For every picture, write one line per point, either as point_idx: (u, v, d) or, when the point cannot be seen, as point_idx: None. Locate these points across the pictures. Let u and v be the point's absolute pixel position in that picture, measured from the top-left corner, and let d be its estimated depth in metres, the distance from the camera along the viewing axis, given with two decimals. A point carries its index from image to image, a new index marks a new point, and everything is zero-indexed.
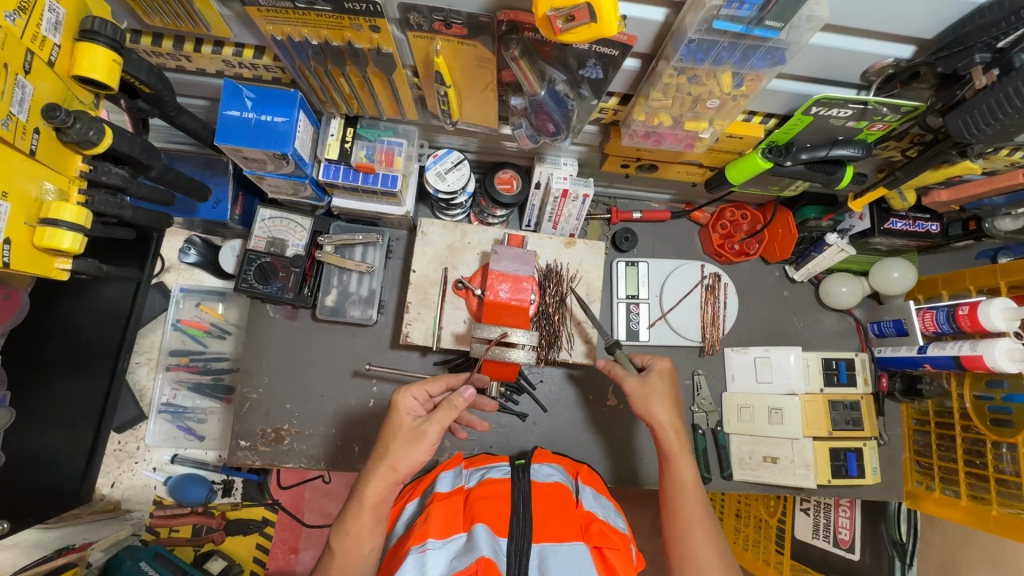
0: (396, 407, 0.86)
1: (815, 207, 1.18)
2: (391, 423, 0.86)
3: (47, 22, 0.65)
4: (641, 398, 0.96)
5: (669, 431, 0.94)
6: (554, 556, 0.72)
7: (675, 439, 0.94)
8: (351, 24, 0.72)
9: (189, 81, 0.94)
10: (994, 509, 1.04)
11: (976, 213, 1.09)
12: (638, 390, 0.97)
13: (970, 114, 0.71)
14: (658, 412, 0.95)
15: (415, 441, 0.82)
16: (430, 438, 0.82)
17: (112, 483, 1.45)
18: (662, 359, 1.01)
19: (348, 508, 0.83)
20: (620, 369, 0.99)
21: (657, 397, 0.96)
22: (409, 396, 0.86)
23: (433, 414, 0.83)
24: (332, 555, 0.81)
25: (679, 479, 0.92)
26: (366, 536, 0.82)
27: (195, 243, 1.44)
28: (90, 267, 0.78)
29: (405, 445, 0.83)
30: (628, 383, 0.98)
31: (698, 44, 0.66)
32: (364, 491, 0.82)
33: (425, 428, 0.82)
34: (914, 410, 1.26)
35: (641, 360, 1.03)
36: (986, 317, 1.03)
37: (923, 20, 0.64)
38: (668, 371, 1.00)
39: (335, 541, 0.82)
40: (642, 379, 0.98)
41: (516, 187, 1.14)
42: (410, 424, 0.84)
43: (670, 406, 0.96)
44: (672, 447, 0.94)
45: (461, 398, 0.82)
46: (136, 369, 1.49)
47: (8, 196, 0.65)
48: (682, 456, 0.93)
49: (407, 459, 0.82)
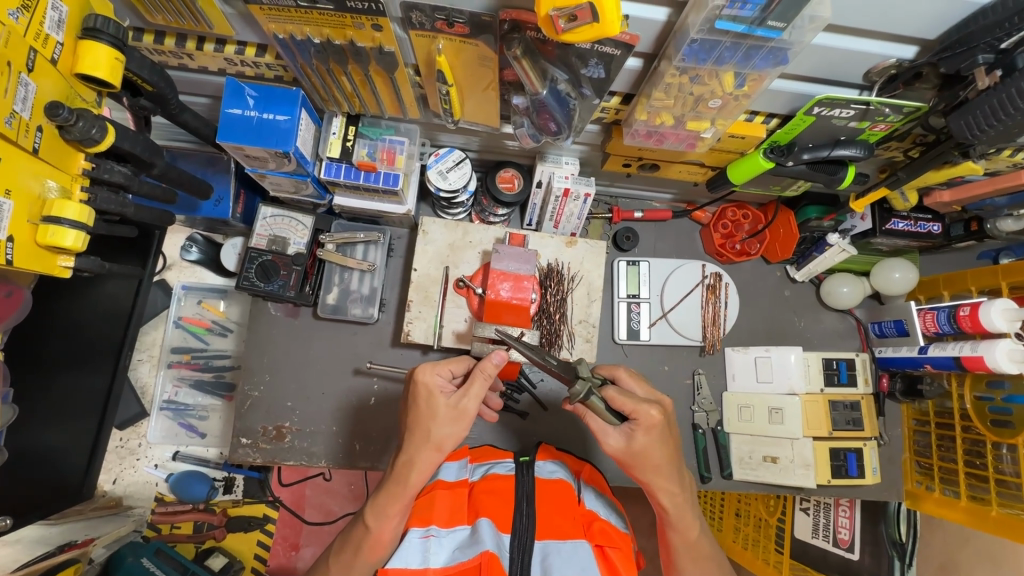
0: (426, 388, 0.81)
1: (816, 206, 1.18)
2: (425, 404, 0.81)
3: (50, 20, 0.65)
4: (630, 462, 0.83)
5: (665, 505, 0.86)
6: (557, 554, 0.74)
7: (672, 513, 0.86)
8: (354, 23, 0.72)
9: (191, 79, 0.94)
10: (994, 510, 1.04)
11: (979, 214, 1.09)
12: (623, 452, 0.82)
13: (972, 115, 0.71)
14: (647, 482, 0.84)
15: (460, 416, 0.80)
16: (473, 412, 0.81)
17: (114, 480, 1.46)
18: (651, 409, 0.80)
19: (388, 489, 0.81)
20: (597, 424, 0.84)
21: (646, 465, 0.82)
22: (435, 374, 0.82)
23: (469, 388, 0.81)
24: (367, 527, 0.80)
25: (679, 543, 0.89)
26: (390, 517, 0.80)
27: (197, 241, 1.44)
28: (93, 265, 0.79)
29: (448, 427, 0.80)
30: (611, 442, 0.82)
31: (701, 44, 0.66)
32: (409, 475, 0.80)
33: (466, 403, 0.81)
34: (914, 410, 1.27)
35: (622, 405, 0.81)
36: (987, 318, 1.03)
37: (925, 21, 0.64)
38: (658, 424, 0.80)
39: (372, 519, 0.80)
40: (626, 441, 0.81)
41: (517, 186, 1.14)
42: (447, 404, 0.80)
43: (661, 475, 0.83)
44: (671, 518, 0.86)
45: (492, 363, 0.82)
46: (138, 366, 1.50)
47: (12, 194, 0.65)
48: (683, 525, 0.87)
49: (452, 437, 0.80)
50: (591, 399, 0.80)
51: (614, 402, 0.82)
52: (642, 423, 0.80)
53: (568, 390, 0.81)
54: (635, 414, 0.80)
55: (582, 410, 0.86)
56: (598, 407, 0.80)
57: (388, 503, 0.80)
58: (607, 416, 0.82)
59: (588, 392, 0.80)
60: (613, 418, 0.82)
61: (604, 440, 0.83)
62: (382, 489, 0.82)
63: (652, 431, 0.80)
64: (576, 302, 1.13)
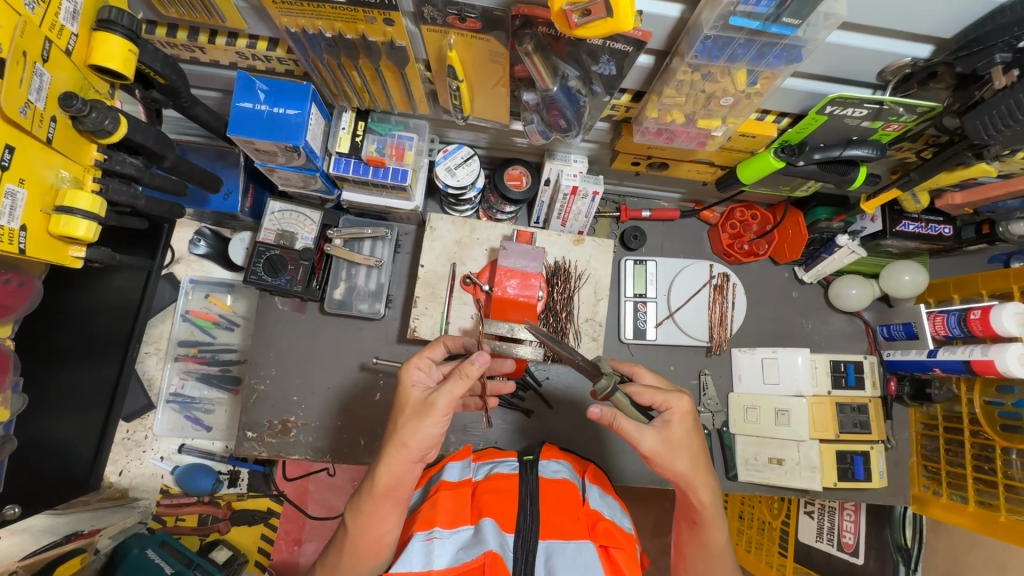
0: (403, 382, 0.83)
1: (826, 207, 1.17)
2: (398, 400, 0.83)
3: (65, 11, 0.66)
4: (665, 458, 0.80)
5: (704, 502, 0.84)
6: (561, 554, 0.73)
7: (709, 510, 0.85)
8: (365, 17, 0.72)
9: (202, 73, 0.94)
10: (1002, 516, 1.03)
11: (991, 217, 1.07)
12: (659, 448, 0.80)
13: (988, 115, 0.70)
14: (688, 478, 0.82)
15: (427, 411, 0.77)
16: (441, 408, 0.77)
17: (120, 471, 1.47)
18: (681, 397, 0.82)
19: (362, 490, 0.81)
20: (631, 424, 0.79)
21: (684, 457, 0.81)
22: (413, 368, 0.85)
23: (444, 385, 0.79)
24: (348, 530, 0.81)
25: (711, 545, 0.87)
26: (381, 520, 0.79)
27: (206, 235, 1.46)
28: (104, 255, 0.80)
29: (412, 419, 0.78)
30: (646, 440, 0.79)
31: (714, 41, 0.66)
32: (375, 472, 0.79)
33: (435, 398, 0.78)
34: (922, 414, 1.26)
35: (648, 399, 0.83)
36: (999, 321, 1.01)
37: (941, 20, 0.64)
38: (689, 412, 0.82)
39: (351, 521, 0.81)
40: (663, 434, 0.80)
41: (525, 183, 1.13)
42: (418, 397, 0.81)
43: (699, 468, 0.82)
44: (705, 517, 0.85)
45: (472, 366, 0.77)
46: (145, 359, 1.51)
47: (25, 182, 0.66)
48: (715, 524, 0.86)
49: (416, 433, 0.77)
50: (617, 394, 0.81)
51: (640, 397, 0.83)
52: (676, 412, 0.82)
53: (595, 386, 0.81)
54: (665, 405, 0.82)
55: (611, 414, 0.79)
56: (623, 403, 0.81)
57: (365, 502, 0.80)
58: (634, 414, 0.81)
59: (613, 387, 0.81)
60: (639, 415, 0.82)
61: (640, 440, 0.79)
62: (362, 491, 0.82)
63: (686, 419, 0.82)
64: (583, 300, 1.13)
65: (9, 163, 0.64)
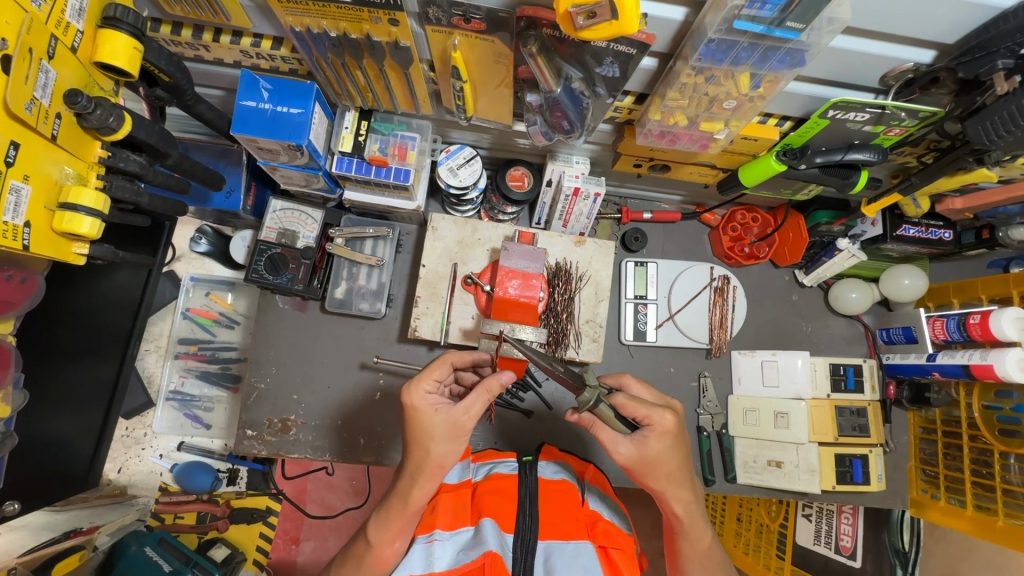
0: (416, 409, 0.77)
1: (827, 211, 1.17)
2: (417, 426, 0.77)
3: (71, 9, 0.66)
4: (640, 470, 0.81)
5: (677, 513, 0.85)
6: (560, 554, 0.74)
7: (685, 521, 0.85)
8: (370, 17, 0.72)
9: (206, 70, 0.95)
10: (999, 520, 1.03)
11: (990, 222, 1.08)
12: (633, 460, 0.80)
13: (990, 121, 0.71)
14: (661, 490, 0.83)
15: (458, 433, 0.77)
16: (471, 427, 0.77)
17: (118, 469, 1.47)
18: (664, 414, 0.79)
19: (391, 504, 0.80)
20: (607, 433, 0.82)
21: (659, 472, 0.81)
22: (423, 393, 0.77)
23: (470, 405, 0.77)
24: (368, 542, 0.80)
25: (691, 553, 0.88)
26: (393, 535, 0.79)
27: (206, 233, 1.46)
28: (107, 252, 0.80)
29: (444, 443, 0.76)
30: (621, 450, 0.81)
31: (718, 44, 0.66)
32: (408, 493, 0.78)
33: (465, 420, 0.77)
34: (921, 418, 1.26)
35: (632, 412, 0.80)
36: (997, 326, 1.02)
37: (941, 26, 0.64)
38: (671, 432, 0.80)
39: (374, 535, 0.80)
40: (639, 448, 0.80)
41: (527, 184, 1.13)
42: (444, 420, 0.76)
43: (672, 482, 0.83)
44: (682, 528, 0.86)
45: (498, 381, 0.78)
46: (146, 356, 1.51)
47: (30, 178, 0.66)
48: (694, 534, 0.87)
49: (452, 454, 0.77)
50: (600, 406, 0.79)
51: (624, 409, 0.81)
52: (656, 429, 0.79)
53: (577, 400, 0.78)
54: (647, 420, 0.80)
55: (589, 419, 0.84)
56: (606, 415, 0.79)
57: (393, 518, 0.79)
58: (616, 425, 0.80)
59: (597, 400, 0.78)
60: (621, 426, 0.80)
61: (614, 450, 0.81)
62: (386, 506, 0.81)
63: (666, 437, 0.79)
64: (584, 301, 1.14)
65: (13, 160, 0.64)
